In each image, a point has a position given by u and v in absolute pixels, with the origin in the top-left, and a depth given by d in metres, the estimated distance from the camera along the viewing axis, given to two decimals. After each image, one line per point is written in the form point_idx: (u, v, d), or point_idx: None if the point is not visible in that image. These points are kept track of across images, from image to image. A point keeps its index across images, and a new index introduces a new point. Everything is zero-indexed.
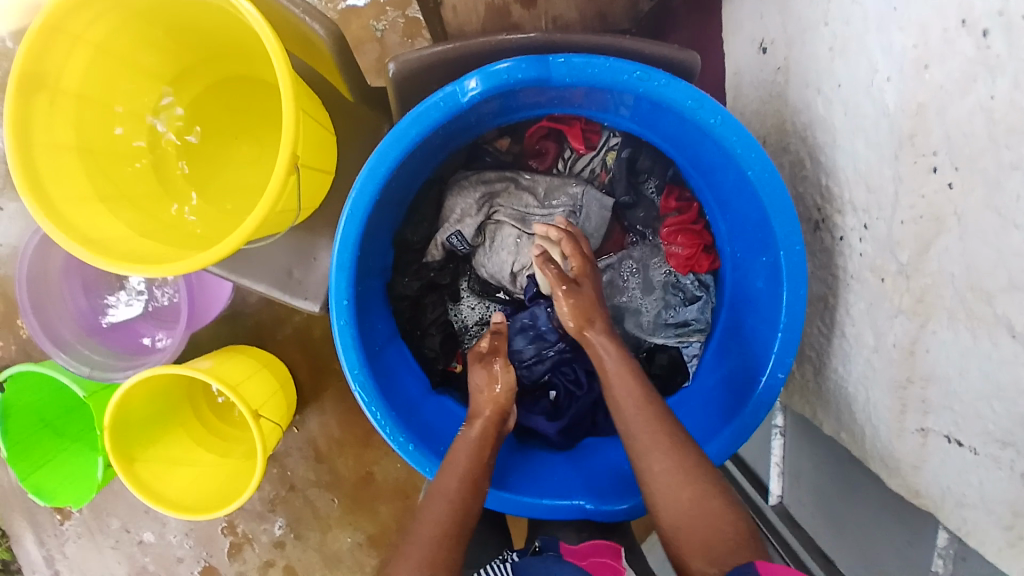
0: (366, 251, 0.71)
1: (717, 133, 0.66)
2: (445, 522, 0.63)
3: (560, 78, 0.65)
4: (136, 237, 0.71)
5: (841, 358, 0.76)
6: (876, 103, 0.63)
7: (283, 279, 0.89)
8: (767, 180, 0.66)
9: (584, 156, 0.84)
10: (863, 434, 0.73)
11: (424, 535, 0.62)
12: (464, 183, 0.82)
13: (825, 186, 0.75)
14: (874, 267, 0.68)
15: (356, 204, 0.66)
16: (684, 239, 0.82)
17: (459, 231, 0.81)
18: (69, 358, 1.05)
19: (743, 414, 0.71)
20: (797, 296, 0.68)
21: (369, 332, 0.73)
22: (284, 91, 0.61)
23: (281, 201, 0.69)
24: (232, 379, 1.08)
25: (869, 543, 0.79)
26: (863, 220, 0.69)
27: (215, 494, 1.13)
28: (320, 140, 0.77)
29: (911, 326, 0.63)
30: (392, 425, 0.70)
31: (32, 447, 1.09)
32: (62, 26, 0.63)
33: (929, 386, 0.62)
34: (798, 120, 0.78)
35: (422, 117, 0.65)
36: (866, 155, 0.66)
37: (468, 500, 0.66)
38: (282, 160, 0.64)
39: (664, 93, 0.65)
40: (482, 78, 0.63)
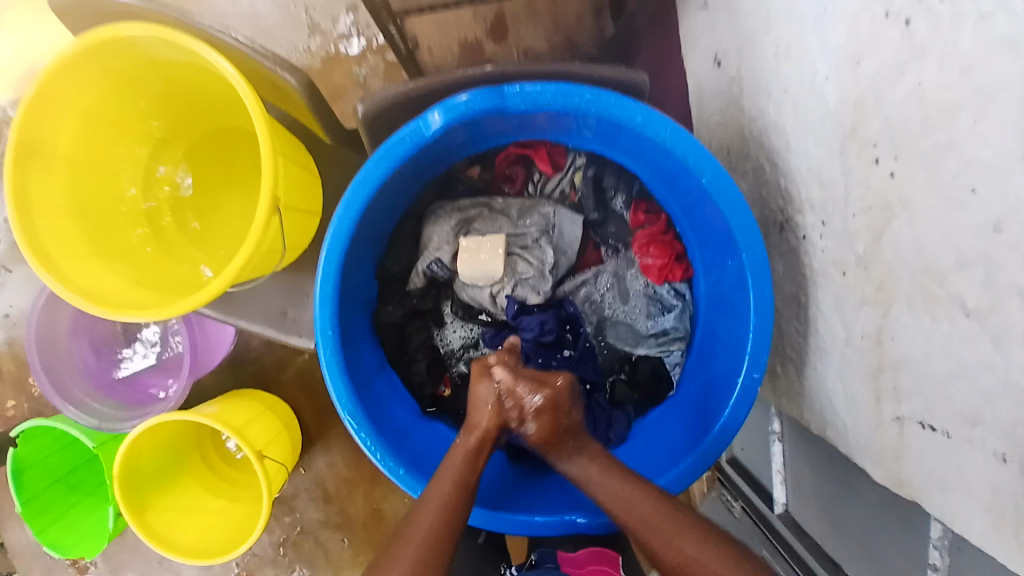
0: (348, 280, 0.75)
1: (670, 144, 0.69)
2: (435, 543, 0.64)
3: (516, 105, 0.69)
4: (132, 287, 0.75)
5: (818, 354, 0.77)
6: (820, 102, 0.66)
7: (277, 319, 0.92)
8: (723, 187, 0.69)
9: (553, 178, 0.88)
10: (847, 429, 0.73)
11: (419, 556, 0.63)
12: (440, 212, 0.85)
13: (785, 187, 0.77)
14: (836, 261, 0.69)
15: (334, 238, 0.70)
16: (656, 250, 0.84)
17: (438, 258, 0.84)
18: (78, 411, 1.08)
19: (725, 416, 0.72)
20: (763, 295, 0.70)
21: (356, 361, 0.76)
22: (261, 138, 0.66)
23: (266, 241, 0.73)
24: (236, 421, 1.11)
25: (869, 542, 0.78)
26: (821, 216, 0.71)
27: (223, 539, 1.14)
28: (303, 183, 0.81)
29: (876, 314, 0.64)
30: (382, 450, 0.72)
31: (47, 502, 1.12)
32: (53, 96, 0.69)
33: (900, 372, 0.62)
34: (755, 127, 0.81)
35: (390, 151, 0.69)
36: (816, 154, 0.69)
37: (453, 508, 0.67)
38: (264, 202, 0.69)
39: (616, 112, 0.69)
40: (443, 111, 0.68)
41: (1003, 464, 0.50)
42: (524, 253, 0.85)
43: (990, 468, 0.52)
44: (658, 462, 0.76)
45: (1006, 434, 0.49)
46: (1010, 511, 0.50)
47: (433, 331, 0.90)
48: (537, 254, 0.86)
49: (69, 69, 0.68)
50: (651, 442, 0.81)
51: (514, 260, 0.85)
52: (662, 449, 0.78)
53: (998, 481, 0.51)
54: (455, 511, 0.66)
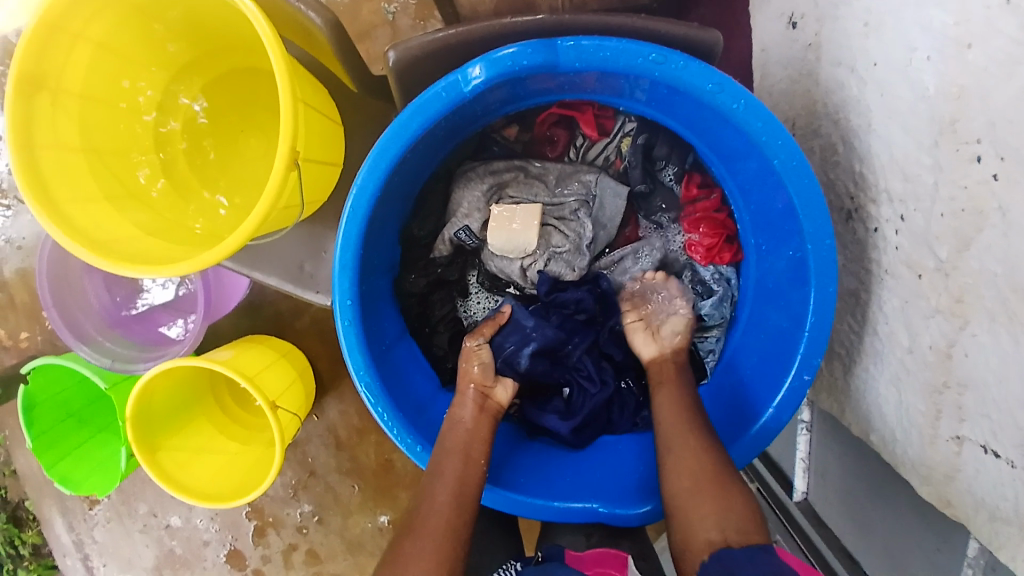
0: (370, 248, 0.69)
1: (741, 118, 0.62)
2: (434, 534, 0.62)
3: (569, 63, 0.61)
4: (144, 237, 0.70)
5: (873, 356, 0.72)
6: (915, 84, 0.57)
7: (294, 273, 0.88)
8: (795, 169, 0.62)
9: (598, 143, 0.80)
10: (894, 439, 0.69)
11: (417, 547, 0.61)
12: (472, 172, 0.78)
13: (859, 173, 0.70)
14: (910, 262, 0.63)
15: (357, 202, 0.64)
16: (706, 229, 0.78)
17: (467, 226, 0.78)
18: (91, 351, 1.06)
19: (767, 416, 0.67)
20: (825, 293, 0.64)
21: (377, 331, 0.72)
22: (281, 86, 0.59)
23: (283, 198, 0.67)
24: (250, 369, 1.09)
25: (895, 548, 0.76)
26: (900, 211, 0.63)
27: (235, 483, 1.14)
28: (325, 133, 0.74)
29: (949, 327, 0.58)
30: (400, 427, 0.68)
31: (56, 437, 1.10)
32: (59, 25, 0.62)
33: (966, 392, 0.57)
34: (830, 102, 0.72)
35: (425, 107, 0.62)
36: (902, 140, 0.61)
37: (451, 489, 0.65)
38: (281, 155, 0.62)
39: (682, 76, 0.61)
40: (485, 65, 0.60)
41: None
42: (559, 225, 0.79)
43: None
44: None
45: None
46: None
47: (457, 302, 0.85)
48: (574, 226, 0.80)
49: None
50: None
51: (549, 231, 0.79)
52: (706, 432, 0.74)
53: None
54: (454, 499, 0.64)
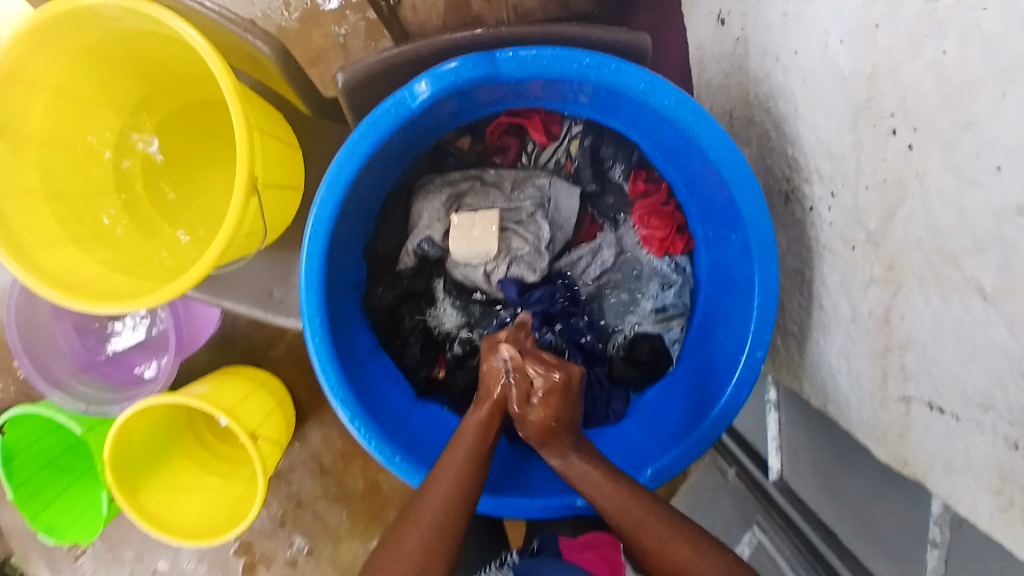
0: (336, 267, 0.72)
1: (675, 114, 0.66)
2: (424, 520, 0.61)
3: (510, 73, 0.65)
4: (112, 274, 0.72)
5: (821, 330, 0.75)
6: (832, 68, 0.62)
7: (264, 299, 0.90)
8: (730, 158, 0.66)
9: (547, 148, 0.85)
10: (849, 405, 0.72)
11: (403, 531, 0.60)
12: (430, 187, 0.82)
13: (792, 156, 0.74)
14: (845, 236, 0.67)
15: (318, 221, 0.66)
16: (657, 221, 0.82)
17: (429, 237, 0.81)
18: (64, 396, 1.06)
19: (728, 394, 0.71)
20: (769, 273, 0.68)
21: (349, 347, 0.73)
22: (235, 114, 0.62)
23: (246, 223, 0.69)
24: (227, 401, 1.08)
25: (867, 514, 0.79)
26: (830, 188, 0.68)
27: (220, 518, 1.14)
28: (282, 157, 0.76)
29: (884, 294, 0.62)
30: (379, 440, 0.69)
31: (38, 486, 1.10)
32: (14, 78, 0.64)
33: (907, 353, 0.61)
34: (761, 91, 0.77)
35: (375, 126, 0.65)
36: (825, 122, 0.65)
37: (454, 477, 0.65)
38: (240, 181, 0.64)
39: (617, 79, 0.65)
40: (431, 80, 0.64)
41: (1014, 451, 0.49)
42: (518, 228, 0.81)
43: (999, 453, 0.50)
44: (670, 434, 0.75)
45: (1018, 422, 0.48)
46: (1020, 497, 0.49)
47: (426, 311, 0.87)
48: (533, 229, 0.82)
49: (32, 45, 0.63)
50: (656, 415, 0.80)
51: (509, 236, 0.81)
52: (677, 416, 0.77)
53: (1006, 467, 0.50)
54: (459, 475, 0.65)
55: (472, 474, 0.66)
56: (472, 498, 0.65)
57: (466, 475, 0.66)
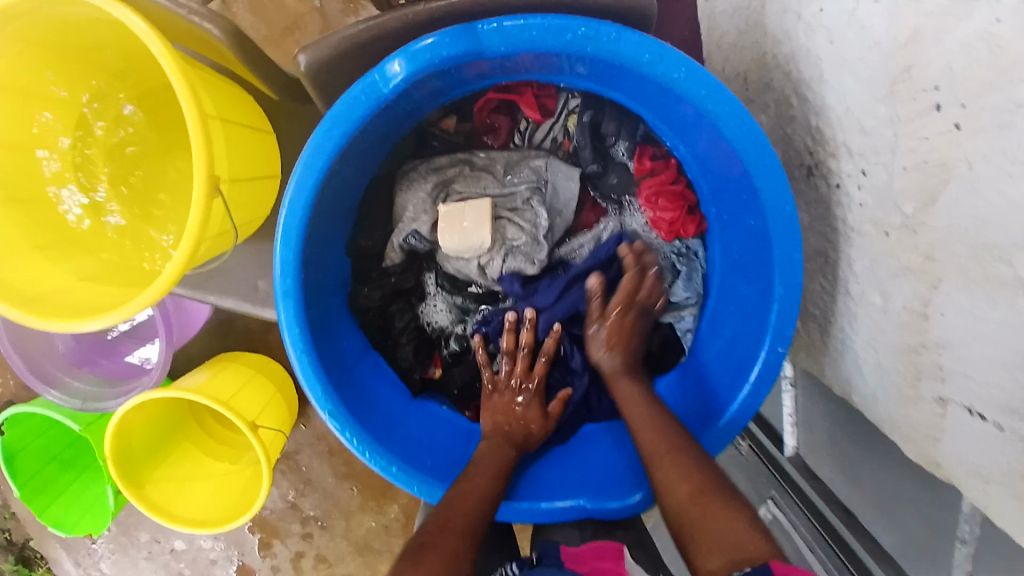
0: (314, 269, 0.66)
1: (685, 88, 0.58)
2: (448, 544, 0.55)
3: (495, 47, 0.57)
4: (80, 284, 0.67)
5: (847, 318, 0.69)
6: (864, 30, 0.53)
7: (249, 293, 0.86)
8: (749, 136, 0.59)
9: (543, 125, 0.77)
10: (875, 399, 0.67)
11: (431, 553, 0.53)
12: (413, 173, 0.76)
13: (816, 126, 0.66)
14: (876, 219, 0.60)
15: (288, 226, 0.60)
16: (667, 202, 0.75)
17: (415, 230, 0.75)
18: (60, 393, 1.04)
19: (745, 394, 0.66)
20: (791, 261, 0.61)
21: (336, 352, 0.69)
22: (189, 109, 0.55)
23: (211, 226, 0.63)
24: (224, 393, 1.05)
25: (892, 502, 0.75)
26: (861, 165, 0.60)
27: (227, 506, 1.13)
28: (253, 149, 0.70)
29: (921, 287, 0.56)
30: (372, 449, 0.65)
31: (43, 482, 1.10)
32: None
33: (945, 352, 0.55)
34: (779, 52, 0.68)
35: (344, 115, 0.58)
36: (855, 89, 0.57)
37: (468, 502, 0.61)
38: (200, 180, 0.58)
39: (617, 49, 0.57)
40: (405, 59, 0.56)
41: None
42: (513, 215, 0.76)
43: None
44: None
45: None
46: None
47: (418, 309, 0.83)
48: (529, 216, 0.76)
49: None
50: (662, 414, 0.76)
51: (503, 225, 0.76)
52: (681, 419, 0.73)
53: None
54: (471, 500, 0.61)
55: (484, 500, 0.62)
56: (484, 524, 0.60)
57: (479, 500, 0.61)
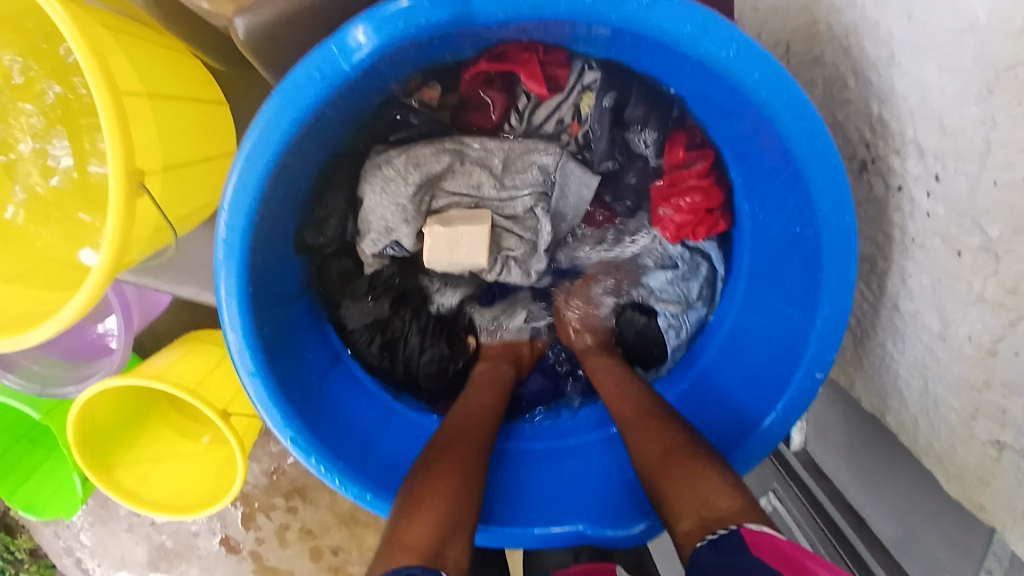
0: (264, 276, 0.56)
1: (730, 69, 0.47)
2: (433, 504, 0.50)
3: (488, 12, 0.45)
4: (1, 286, 0.57)
5: (889, 334, 0.60)
6: (964, 5, 0.41)
7: (210, 280, 0.76)
8: (807, 129, 0.48)
9: (548, 103, 0.65)
10: (917, 428, 0.60)
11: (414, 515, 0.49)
12: (389, 168, 0.62)
13: (877, 115, 0.54)
14: (947, 236, 0.49)
15: (232, 230, 0.50)
16: (682, 204, 0.65)
17: (395, 242, 0.65)
18: (15, 377, 0.94)
19: (769, 422, 0.59)
20: (845, 281, 0.52)
21: (297, 368, 0.60)
22: (94, 90, 0.44)
23: (139, 228, 0.52)
24: (192, 379, 0.96)
25: (914, 523, 0.68)
26: (933, 169, 0.49)
27: (204, 489, 1.07)
28: (195, 129, 0.58)
29: (996, 321, 0.46)
30: (343, 477, 0.58)
31: (14, 459, 1.07)
32: None
33: (1016, 398, 0.47)
34: (836, 18, 0.55)
35: (294, 95, 0.46)
36: (936, 77, 0.46)
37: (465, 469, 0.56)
38: (117, 174, 0.46)
39: (647, 19, 0.45)
40: (371, 26, 0.44)
41: None
42: (512, 225, 0.68)
43: None
44: None
45: None
46: None
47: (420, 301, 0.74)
48: (530, 224, 0.68)
49: None
50: None
51: (500, 234, 0.68)
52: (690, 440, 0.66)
53: None
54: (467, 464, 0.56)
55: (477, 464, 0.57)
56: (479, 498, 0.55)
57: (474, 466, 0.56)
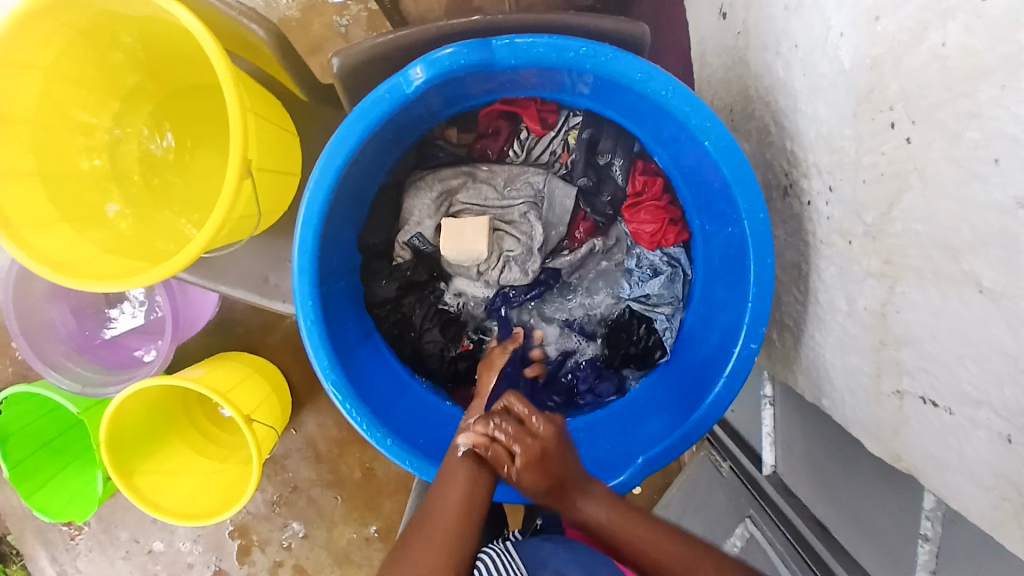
0: (328, 251, 0.71)
1: (672, 104, 0.65)
2: (434, 533, 0.59)
3: (505, 60, 0.64)
4: (105, 254, 0.71)
5: (817, 325, 0.75)
6: (833, 61, 0.60)
7: (259, 284, 0.89)
8: (726, 149, 0.65)
9: (543, 138, 0.84)
10: (844, 402, 0.72)
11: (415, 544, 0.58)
12: (421, 182, 0.83)
13: (791, 150, 0.73)
14: (843, 230, 0.66)
15: (311, 204, 0.66)
16: (648, 215, 0.83)
17: (419, 233, 0.83)
18: (61, 377, 1.06)
19: (719, 387, 0.71)
20: (764, 265, 0.67)
21: (340, 332, 0.73)
22: (228, 96, 0.61)
23: (239, 206, 0.68)
24: (222, 386, 1.08)
25: (865, 513, 0.77)
26: (829, 182, 0.67)
27: (214, 501, 1.14)
28: (279, 143, 0.76)
29: (881, 288, 0.62)
30: (370, 422, 0.70)
31: (33, 466, 1.11)
32: (13, 54, 0.64)
33: (904, 348, 0.60)
34: (761, 85, 0.76)
35: (368, 112, 0.64)
36: (825, 113, 0.64)
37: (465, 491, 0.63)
38: (234, 164, 0.63)
39: (613, 68, 0.64)
40: (426, 66, 0.63)
41: (1009, 446, 0.48)
42: (510, 228, 0.84)
43: (994, 448, 0.50)
44: (654, 431, 0.76)
45: (1013, 417, 0.47)
46: (1014, 496, 0.48)
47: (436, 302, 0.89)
48: (525, 229, 0.85)
49: (29, 27, 0.63)
50: (644, 409, 0.81)
51: (501, 236, 0.84)
52: (656, 416, 0.78)
53: (1000, 466, 0.49)
54: (467, 484, 0.63)
55: (480, 482, 0.64)
56: (480, 512, 0.62)
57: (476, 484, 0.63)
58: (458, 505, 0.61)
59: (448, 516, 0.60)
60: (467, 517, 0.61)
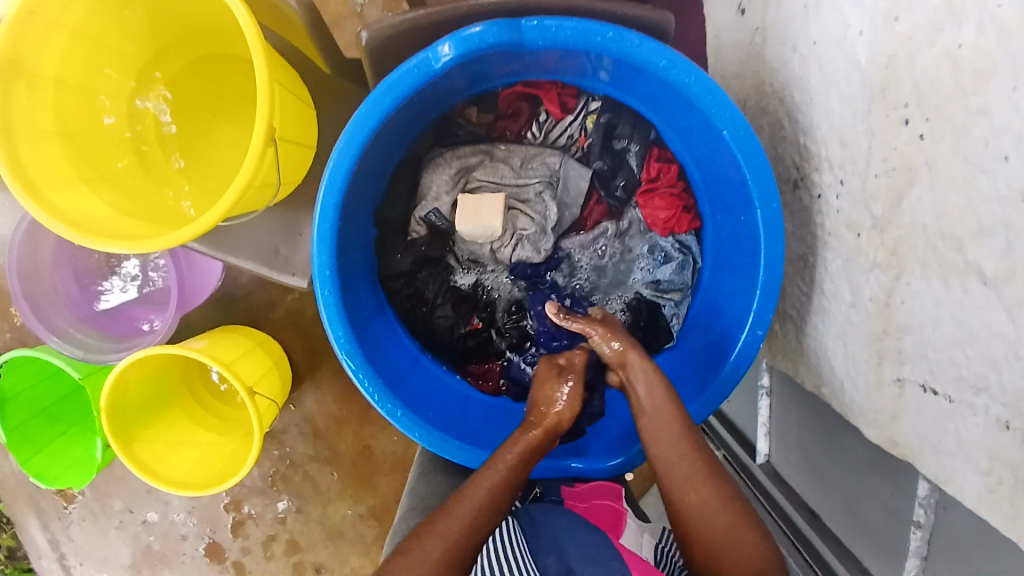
0: (348, 223, 0.72)
1: (692, 92, 0.66)
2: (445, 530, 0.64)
3: (533, 41, 0.65)
4: (121, 217, 0.71)
5: (820, 314, 0.78)
6: (849, 58, 0.62)
7: (270, 257, 0.90)
8: (742, 139, 0.67)
9: (561, 121, 0.86)
10: (843, 389, 0.74)
11: (426, 537, 0.63)
12: (439, 159, 0.86)
13: (804, 144, 0.75)
14: (850, 222, 0.68)
15: (335, 174, 0.67)
16: (663, 202, 0.85)
17: (437, 208, 0.85)
18: (63, 342, 1.06)
19: (725, 370, 0.74)
20: (774, 254, 0.69)
21: (355, 303, 0.75)
22: (258, 66, 0.62)
23: (261, 173, 0.69)
24: (226, 357, 1.09)
25: (853, 500, 0.79)
26: (839, 176, 0.69)
27: (213, 471, 1.15)
28: (299, 115, 0.77)
29: (886, 279, 0.64)
30: (381, 393, 0.72)
31: (30, 433, 1.11)
32: (40, 12, 0.64)
33: (905, 337, 0.63)
34: (775, 80, 0.78)
35: (396, 85, 0.65)
36: (838, 109, 0.66)
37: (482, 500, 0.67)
38: (258, 133, 0.64)
39: (638, 53, 0.65)
40: (454, 43, 0.64)
41: (1005, 431, 0.50)
42: (525, 207, 0.87)
43: (991, 434, 0.52)
44: None
45: (1011, 402, 0.49)
46: (1009, 478, 0.50)
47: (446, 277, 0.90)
48: (540, 208, 0.87)
49: None
50: None
51: (515, 215, 0.86)
52: None
53: (997, 450, 0.51)
54: (487, 493, 0.67)
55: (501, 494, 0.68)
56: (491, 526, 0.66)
57: (495, 496, 0.68)
58: (474, 512, 0.66)
59: (462, 520, 0.65)
60: (481, 523, 0.65)
